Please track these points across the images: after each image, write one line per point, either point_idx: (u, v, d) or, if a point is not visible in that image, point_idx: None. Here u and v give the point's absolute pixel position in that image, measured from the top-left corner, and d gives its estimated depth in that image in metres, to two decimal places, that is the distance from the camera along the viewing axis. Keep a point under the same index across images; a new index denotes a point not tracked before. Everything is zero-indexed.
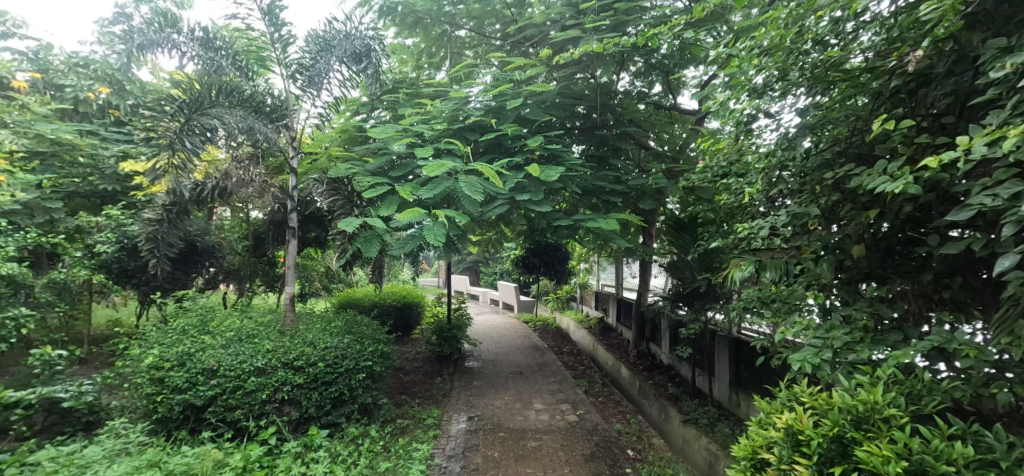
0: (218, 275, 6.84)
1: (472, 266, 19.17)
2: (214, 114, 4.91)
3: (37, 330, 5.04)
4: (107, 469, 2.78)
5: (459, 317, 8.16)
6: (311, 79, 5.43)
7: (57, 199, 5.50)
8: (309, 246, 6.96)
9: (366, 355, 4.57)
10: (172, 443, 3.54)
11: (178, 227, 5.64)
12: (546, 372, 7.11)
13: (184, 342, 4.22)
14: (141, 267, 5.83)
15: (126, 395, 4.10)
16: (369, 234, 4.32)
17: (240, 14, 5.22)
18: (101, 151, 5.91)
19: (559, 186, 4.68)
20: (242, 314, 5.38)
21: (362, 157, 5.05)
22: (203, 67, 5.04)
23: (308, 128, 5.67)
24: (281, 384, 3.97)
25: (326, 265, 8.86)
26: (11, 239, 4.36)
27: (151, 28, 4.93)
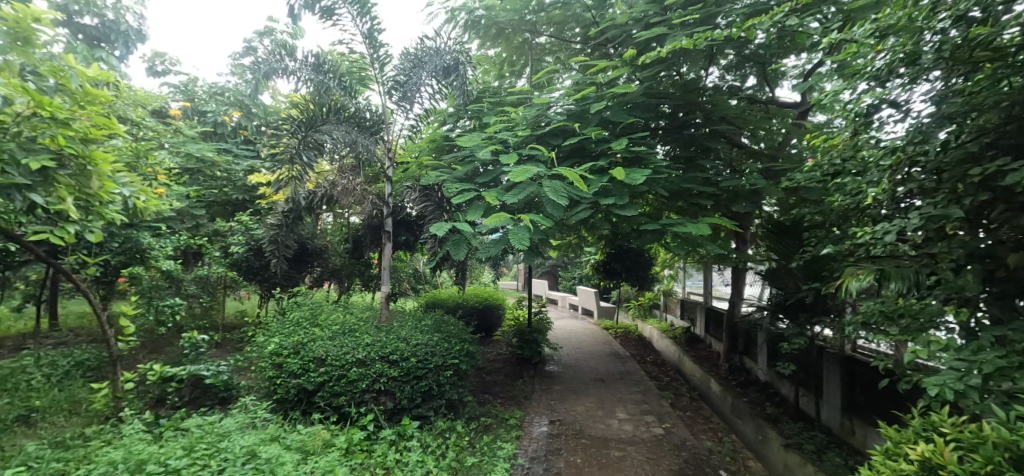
0: (324, 275, 7.55)
1: (551, 270, 19.16)
2: (324, 131, 5.47)
3: (187, 317, 5.95)
4: (239, 438, 3.21)
5: (539, 321, 8.22)
6: (405, 94, 5.84)
7: (201, 207, 6.46)
8: (401, 249, 7.43)
9: (453, 353, 4.78)
10: (289, 420, 3.99)
11: (293, 231, 6.34)
12: (629, 381, 6.90)
13: (298, 333, 4.74)
14: (264, 266, 6.65)
15: (252, 377, 4.70)
16: (457, 238, 4.53)
17: (345, 39, 5.76)
18: (233, 166, 6.85)
19: (645, 189, 4.54)
20: (344, 310, 5.89)
21: (450, 164, 5.30)
22: (315, 89, 5.63)
23: (401, 139, 6.06)
24: (378, 375, 4.28)
25: (414, 267, 9.39)
26: (169, 240, 5.22)
27: (274, 58, 5.60)
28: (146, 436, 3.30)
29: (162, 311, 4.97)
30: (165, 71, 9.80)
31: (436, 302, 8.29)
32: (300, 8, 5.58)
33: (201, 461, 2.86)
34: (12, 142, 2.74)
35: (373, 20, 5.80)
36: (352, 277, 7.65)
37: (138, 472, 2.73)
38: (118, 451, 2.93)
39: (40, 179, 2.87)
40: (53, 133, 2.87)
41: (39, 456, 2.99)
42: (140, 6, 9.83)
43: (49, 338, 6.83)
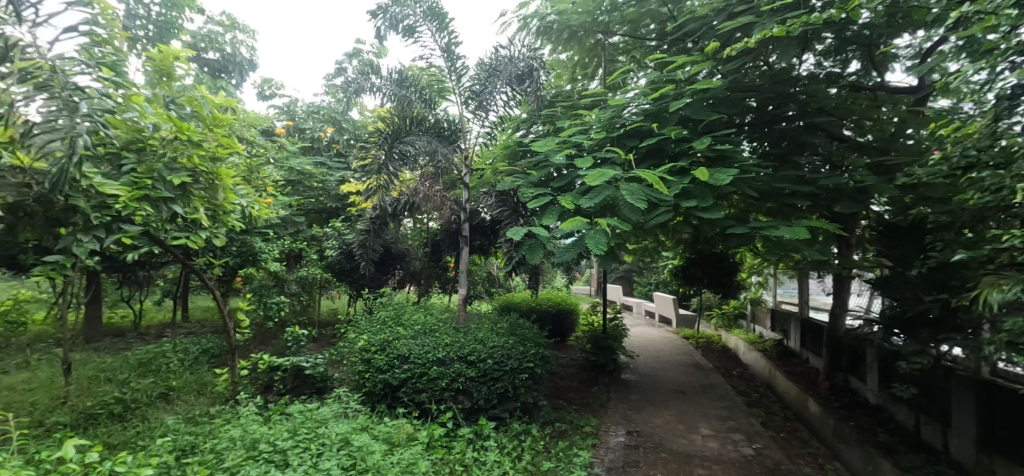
0: (406, 277, 7.97)
1: (627, 275, 18.58)
2: (408, 141, 5.80)
3: (289, 313, 6.59)
4: (334, 426, 3.48)
5: (615, 327, 8.01)
6: (481, 102, 6.05)
7: (301, 214, 7.13)
8: (476, 253, 7.63)
9: (528, 357, 4.80)
10: (377, 412, 4.26)
11: (379, 235, 6.77)
12: (713, 395, 6.48)
13: (385, 331, 5.05)
14: (353, 268, 7.17)
15: (344, 370, 5.08)
16: (533, 242, 4.57)
17: (425, 55, 6.08)
18: (328, 178, 7.48)
19: (732, 190, 4.26)
20: (425, 310, 6.17)
21: (523, 169, 5.38)
22: (398, 103, 5.99)
23: (477, 147, 6.26)
24: (457, 375, 4.43)
25: (489, 271, 9.59)
26: (275, 243, 5.81)
27: (362, 76, 6.05)
28: (258, 418, 3.71)
29: (270, 307, 5.55)
30: (272, 94, 10.99)
31: (510, 304, 8.39)
32: (386, 29, 5.99)
33: (303, 444, 3.15)
34: (159, 162, 3.28)
35: (451, 35, 6.05)
36: (431, 279, 7.98)
37: (252, 449, 3.08)
38: (237, 430, 3.31)
39: (178, 192, 3.39)
40: (191, 153, 3.39)
41: (176, 429, 3.47)
42: (251, 38, 11.13)
43: (183, 328, 7.93)
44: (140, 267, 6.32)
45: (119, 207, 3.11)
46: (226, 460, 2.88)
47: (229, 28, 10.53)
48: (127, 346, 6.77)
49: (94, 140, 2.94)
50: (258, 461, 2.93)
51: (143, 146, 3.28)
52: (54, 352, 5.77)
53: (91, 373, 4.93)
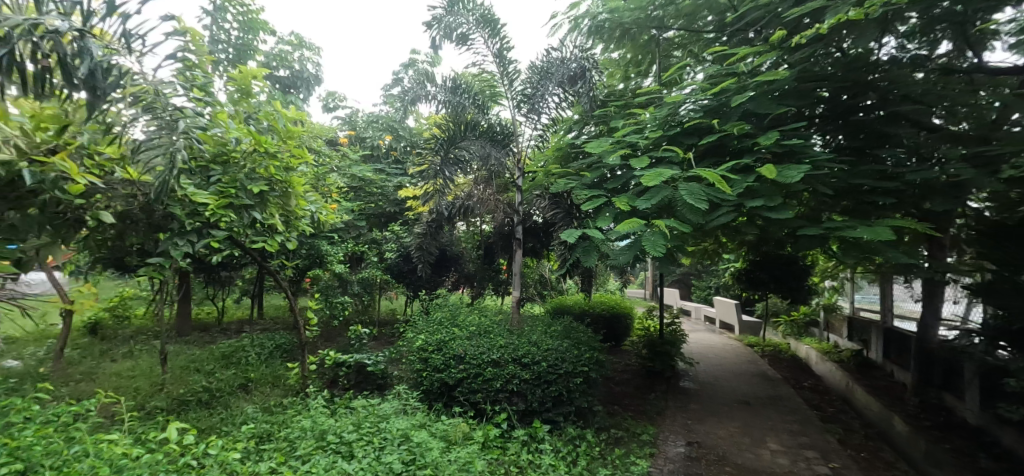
0: (460, 279, 8.13)
1: (684, 278, 17.87)
2: (463, 146, 5.93)
3: (353, 313, 6.93)
4: (395, 421, 3.62)
5: (673, 333, 7.74)
6: (533, 105, 6.06)
7: (362, 219, 7.48)
8: (529, 255, 7.64)
9: (583, 361, 4.74)
10: (434, 410, 4.37)
11: (435, 238, 6.95)
12: (782, 407, 6.08)
13: (441, 331, 5.18)
14: (411, 270, 7.42)
15: (403, 368, 5.26)
16: (588, 245, 4.52)
17: (478, 61, 6.18)
18: (387, 183, 7.80)
19: (802, 188, 3.99)
20: (480, 312, 6.25)
21: (577, 171, 5.27)
22: (452, 109, 6.12)
23: (529, 150, 6.27)
24: (511, 376, 4.46)
25: (541, 273, 9.58)
26: (340, 246, 6.14)
27: (418, 85, 6.24)
28: (326, 410, 3.92)
29: (335, 307, 5.86)
30: (335, 106, 11.63)
31: (563, 307, 8.32)
32: (440, 38, 6.15)
33: (367, 437, 3.31)
34: (241, 173, 3.60)
35: (503, 40, 6.13)
36: (485, 282, 8.09)
37: (321, 440, 3.27)
38: (307, 420, 3.53)
39: (256, 199, 3.69)
40: (268, 164, 3.68)
41: (254, 417, 3.75)
42: (316, 55, 11.85)
43: (259, 325, 8.56)
44: (222, 268, 6.91)
45: (207, 214, 3.44)
46: (299, 448, 3.08)
47: (297, 46, 11.27)
48: (212, 340, 7.40)
49: (189, 156, 3.22)
50: (327, 451, 3.10)
51: (228, 158, 3.58)
52: (152, 344, 6.42)
53: (183, 363, 5.44)
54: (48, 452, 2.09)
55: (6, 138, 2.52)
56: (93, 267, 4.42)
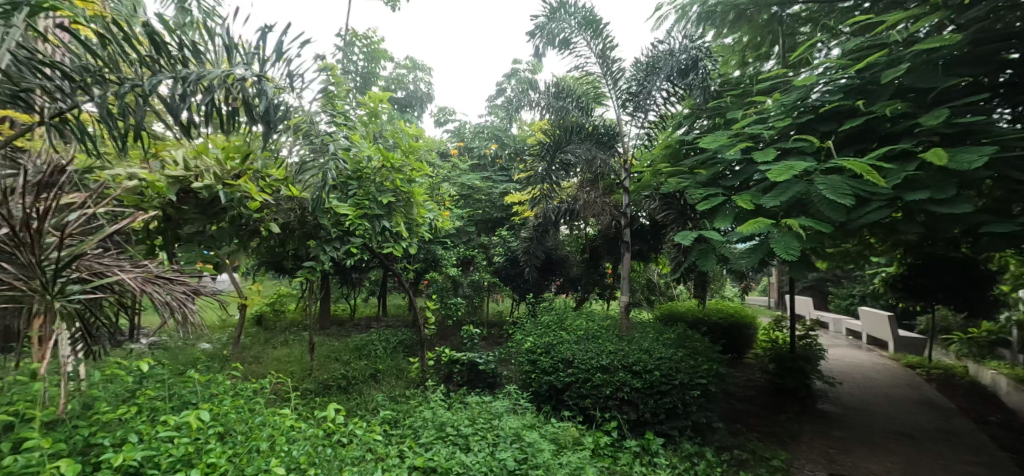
0: (565, 283, 8.13)
1: (818, 285, 15.74)
2: (569, 150, 5.94)
3: (465, 314, 7.33)
4: (506, 420, 3.74)
5: (807, 347, 6.87)
6: (639, 103, 5.86)
7: (472, 225, 7.87)
8: (636, 259, 7.36)
9: (700, 373, 4.44)
10: (543, 412, 4.44)
11: (541, 242, 7.06)
12: (958, 444, 5.05)
13: (549, 334, 5.24)
14: (518, 273, 7.63)
15: (512, 368, 5.42)
16: (705, 248, 4.22)
17: (581, 64, 6.16)
18: (493, 190, 8.11)
19: (984, 177, 3.27)
20: (586, 317, 6.14)
21: (689, 168, 4.90)
22: (556, 114, 6.16)
23: (634, 150, 6.10)
24: (622, 384, 4.34)
25: (649, 277, 9.17)
26: (452, 250, 6.54)
27: (521, 94, 6.39)
28: (443, 404, 4.20)
29: (449, 307, 6.27)
30: (445, 120, 12.45)
31: (676, 313, 7.80)
32: (543, 46, 6.24)
33: (481, 432, 3.47)
34: (373, 187, 4.05)
35: (606, 40, 6.04)
36: (591, 286, 7.99)
37: (441, 431, 3.51)
38: (427, 412, 3.82)
39: (384, 209, 4.13)
40: (394, 177, 4.07)
41: (383, 405, 4.16)
42: (428, 74, 12.79)
43: (384, 322, 9.46)
44: (354, 271, 7.77)
45: (346, 222, 3.94)
46: (423, 436, 3.34)
47: (411, 68, 12.29)
48: (347, 334, 8.37)
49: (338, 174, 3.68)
50: (446, 442, 3.32)
51: (362, 174, 4.05)
52: (302, 335, 7.47)
53: (325, 353, 6.23)
54: (237, 421, 2.51)
55: (207, 167, 3.17)
56: (259, 269, 5.28)
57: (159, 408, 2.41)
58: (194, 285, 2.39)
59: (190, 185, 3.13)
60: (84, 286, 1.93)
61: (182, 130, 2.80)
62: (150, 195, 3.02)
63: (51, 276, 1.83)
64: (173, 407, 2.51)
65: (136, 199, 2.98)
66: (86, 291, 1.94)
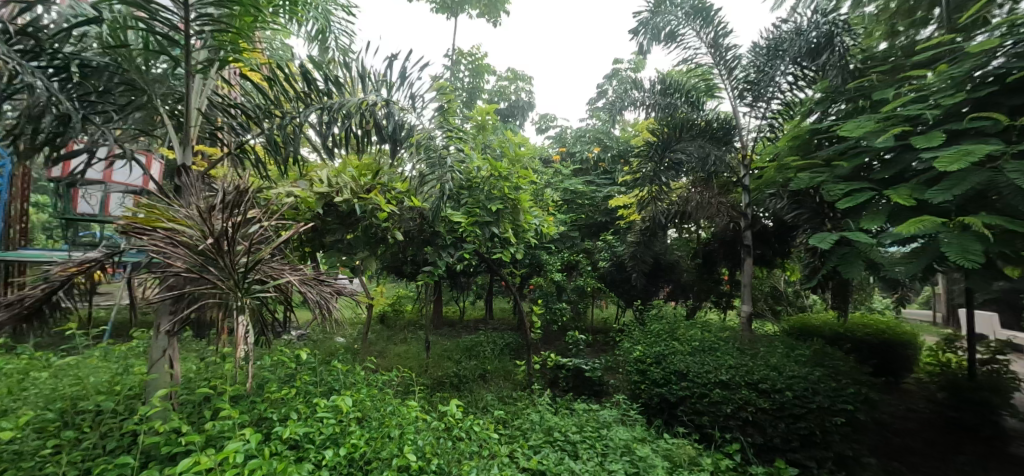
0: (675, 290, 7.71)
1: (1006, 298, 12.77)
2: (679, 149, 5.64)
3: (570, 319, 7.32)
4: (615, 430, 3.66)
5: (990, 374, 5.64)
6: (759, 92, 5.35)
7: (576, 230, 7.84)
8: (758, 265, 6.71)
9: (843, 396, 3.89)
10: (655, 426, 4.26)
11: (649, 247, 6.78)
12: None
13: (659, 343, 5.03)
14: (625, 279, 7.41)
15: (620, 377, 5.28)
16: (848, 252, 3.69)
17: (690, 57, 5.82)
18: (597, 194, 7.97)
19: None
20: (701, 327, 5.72)
21: (825, 161, 4.31)
22: (663, 111, 5.89)
23: (754, 145, 5.57)
24: (745, 403, 3.99)
25: (774, 285, 8.28)
26: (557, 256, 6.57)
27: (624, 94, 6.21)
28: (550, 408, 4.25)
29: (555, 313, 6.31)
30: (547, 127, 12.62)
31: (808, 325, 6.92)
32: (648, 42, 6.00)
33: (589, 441, 3.43)
34: (483, 195, 4.29)
35: (718, 27, 5.62)
36: (704, 293, 7.47)
37: (549, 435, 3.55)
38: (535, 415, 3.89)
39: (494, 217, 4.33)
40: (502, 186, 4.23)
41: (493, 404, 4.34)
42: (529, 83, 13.07)
43: (490, 324, 9.86)
44: (463, 276, 8.20)
45: (460, 230, 4.21)
46: (532, 439, 3.40)
47: (513, 79, 12.68)
48: (458, 334, 8.85)
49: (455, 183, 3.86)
50: (555, 447, 3.35)
51: (473, 184, 4.28)
52: (418, 334, 8.08)
53: (439, 351, 6.67)
54: (371, 408, 2.81)
55: (345, 184, 3.66)
56: (383, 273, 5.84)
57: (313, 392, 2.81)
58: (338, 285, 2.78)
59: (333, 199, 3.62)
60: (263, 286, 2.33)
61: (326, 154, 3.25)
62: (304, 209, 3.63)
63: (240, 277, 2.24)
64: (323, 392, 2.90)
65: (294, 212, 3.60)
66: (264, 290, 2.35)
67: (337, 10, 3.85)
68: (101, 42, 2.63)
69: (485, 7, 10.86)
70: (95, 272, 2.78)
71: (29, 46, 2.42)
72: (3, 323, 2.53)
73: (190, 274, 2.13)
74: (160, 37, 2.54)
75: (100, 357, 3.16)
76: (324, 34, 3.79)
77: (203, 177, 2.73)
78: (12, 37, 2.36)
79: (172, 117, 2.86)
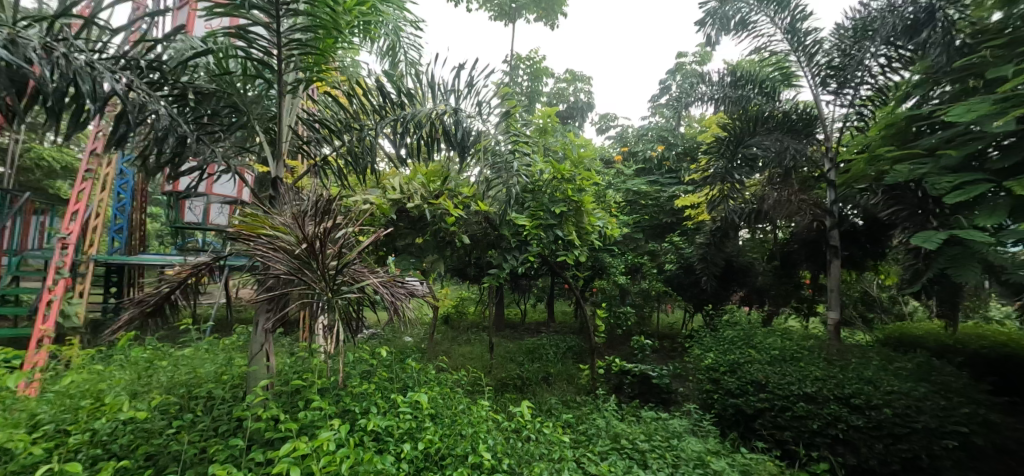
0: (749, 294, 7.26)
1: None
2: (754, 143, 5.30)
3: (636, 324, 7.14)
4: (687, 441, 3.52)
5: None
6: (846, 77, 4.92)
7: (639, 231, 7.63)
8: (845, 268, 6.17)
9: (953, 416, 3.49)
10: (730, 439, 4.06)
11: (720, 249, 6.45)
12: None
13: (734, 350, 4.76)
14: (693, 283, 7.11)
15: (689, 385, 5.07)
16: (959, 252, 3.30)
17: (763, 45, 5.47)
18: (661, 194, 7.70)
19: None
20: (781, 334, 5.34)
21: (927, 150, 3.88)
22: (734, 105, 5.57)
23: (840, 135, 5.19)
24: (834, 419, 3.70)
25: (864, 289, 7.55)
26: (621, 258, 6.43)
27: (690, 89, 5.96)
28: (617, 414, 4.17)
29: (619, 316, 6.19)
30: (607, 127, 12.41)
31: (906, 335, 6.24)
32: (716, 33, 5.73)
33: (659, 450, 3.33)
34: (546, 198, 4.31)
35: (795, 11, 5.24)
36: (783, 298, 6.97)
37: (616, 442, 3.49)
38: (601, 420, 3.85)
39: (557, 219, 4.34)
40: (566, 189, 4.23)
41: (557, 408, 4.33)
42: (588, 83, 12.94)
43: (552, 327, 9.83)
44: (525, 279, 8.27)
45: (524, 233, 4.26)
46: (599, 444, 3.36)
47: (571, 81, 12.58)
48: (520, 337, 8.93)
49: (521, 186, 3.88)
50: (622, 454, 3.29)
51: (537, 187, 4.31)
52: (481, 336, 8.24)
53: (502, 353, 6.76)
54: (443, 406, 2.92)
55: (416, 190, 3.90)
56: (447, 275, 6.03)
57: (389, 387, 2.97)
58: (412, 287, 2.92)
59: (405, 204, 3.90)
60: (350, 286, 2.52)
61: (399, 162, 3.44)
62: (378, 215, 3.86)
63: (330, 279, 2.43)
64: (398, 388, 3.06)
65: (370, 219, 3.83)
66: (351, 290, 2.52)
67: (407, 26, 4.05)
68: (209, 71, 2.96)
69: (543, 11, 10.91)
70: (203, 273, 3.14)
71: (155, 77, 2.74)
72: (134, 317, 2.93)
73: (288, 275, 2.35)
74: (257, 63, 2.84)
75: (207, 349, 3.55)
76: (394, 49, 3.99)
77: (294, 188, 2.99)
78: (143, 70, 2.67)
79: (266, 133, 3.18)
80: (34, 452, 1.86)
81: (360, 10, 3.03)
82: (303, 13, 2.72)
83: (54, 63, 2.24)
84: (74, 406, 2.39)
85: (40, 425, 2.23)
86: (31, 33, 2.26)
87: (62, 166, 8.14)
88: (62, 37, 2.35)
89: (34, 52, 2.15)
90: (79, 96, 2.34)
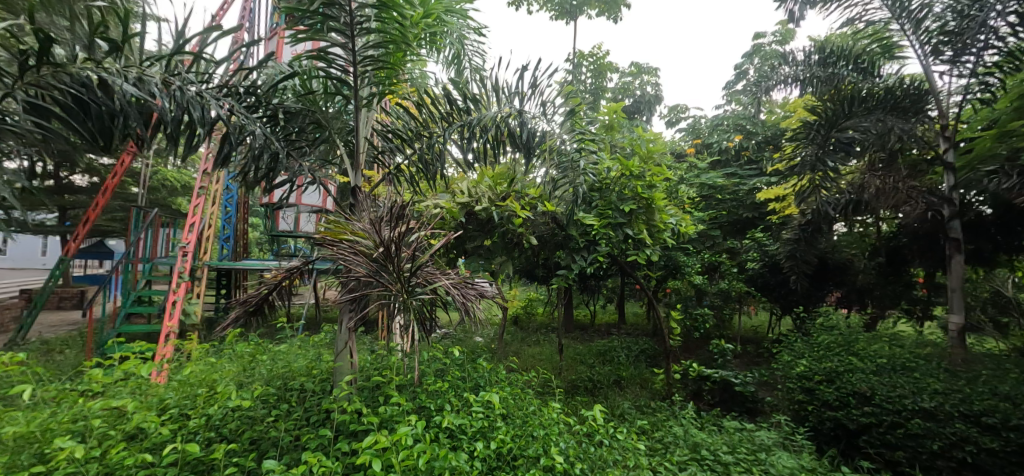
0: (848, 295, 6.54)
1: None
2: (850, 126, 4.80)
3: (715, 326, 6.73)
4: (777, 455, 3.26)
5: None
6: (963, 43, 4.26)
7: (716, 228, 7.19)
8: (969, 264, 5.37)
9: None
10: (829, 456, 3.71)
11: (812, 245, 5.90)
12: None
13: (831, 356, 4.31)
14: (781, 282, 6.55)
15: (778, 395, 4.69)
16: None
17: (857, 15, 4.91)
18: (740, 187, 7.18)
19: None
20: (888, 340, 4.76)
21: None
22: (823, 85, 5.07)
23: (958, 110, 4.52)
24: (960, 440, 3.24)
25: (996, 288, 6.50)
26: (697, 257, 6.10)
27: (770, 70, 5.49)
28: (696, 423, 3.95)
29: (696, 318, 5.88)
30: (677, 119, 11.85)
31: None
32: (800, 8, 5.25)
33: (746, 464, 3.10)
34: (615, 196, 4.18)
35: None
36: (889, 299, 6.23)
37: (696, 452, 3.31)
38: (679, 428, 3.67)
39: (627, 217, 4.21)
40: (635, 186, 4.11)
41: (631, 413, 4.20)
42: (655, 75, 12.44)
43: (624, 329, 9.54)
44: (594, 280, 8.11)
45: (592, 232, 4.18)
46: (677, 453, 3.21)
47: (637, 74, 12.14)
48: (590, 338, 8.78)
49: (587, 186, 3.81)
50: (702, 465, 3.11)
51: (603, 185, 4.21)
52: (550, 337, 8.22)
53: (572, 355, 6.68)
54: (515, 406, 2.95)
55: (483, 193, 3.97)
56: (516, 277, 6.07)
57: (462, 386, 3.05)
58: (481, 288, 2.95)
59: (473, 207, 3.99)
60: (423, 288, 2.62)
61: (467, 167, 3.53)
62: (449, 219, 4.00)
63: (403, 281, 2.55)
64: (471, 387, 3.14)
65: (441, 222, 3.98)
66: (424, 292, 2.63)
67: (471, 33, 4.14)
68: (295, 91, 3.23)
69: (604, 5, 10.66)
70: (295, 276, 3.43)
71: (251, 101, 3.04)
72: (239, 315, 3.28)
73: (368, 277, 2.51)
74: (337, 81, 3.06)
75: (300, 346, 3.89)
76: (459, 56, 4.10)
77: (371, 196, 3.17)
78: (242, 96, 2.98)
79: (345, 145, 3.38)
80: (163, 431, 2.13)
81: (426, 22, 3.14)
82: (374, 30, 2.90)
83: (172, 96, 2.55)
84: (194, 393, 2.71)
85: (168, 408, 2.56)
86: (154, 71, 2.60)
87: (181, 184, 9.32)
88: (177, 72, 2.68)
89: (156, 86, 2.47)
90: (192, 122, 2.65)
